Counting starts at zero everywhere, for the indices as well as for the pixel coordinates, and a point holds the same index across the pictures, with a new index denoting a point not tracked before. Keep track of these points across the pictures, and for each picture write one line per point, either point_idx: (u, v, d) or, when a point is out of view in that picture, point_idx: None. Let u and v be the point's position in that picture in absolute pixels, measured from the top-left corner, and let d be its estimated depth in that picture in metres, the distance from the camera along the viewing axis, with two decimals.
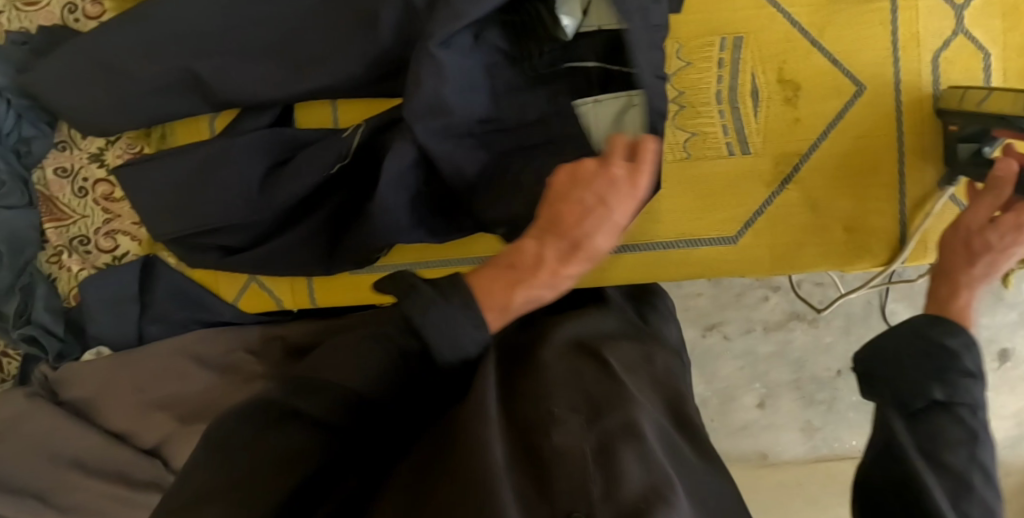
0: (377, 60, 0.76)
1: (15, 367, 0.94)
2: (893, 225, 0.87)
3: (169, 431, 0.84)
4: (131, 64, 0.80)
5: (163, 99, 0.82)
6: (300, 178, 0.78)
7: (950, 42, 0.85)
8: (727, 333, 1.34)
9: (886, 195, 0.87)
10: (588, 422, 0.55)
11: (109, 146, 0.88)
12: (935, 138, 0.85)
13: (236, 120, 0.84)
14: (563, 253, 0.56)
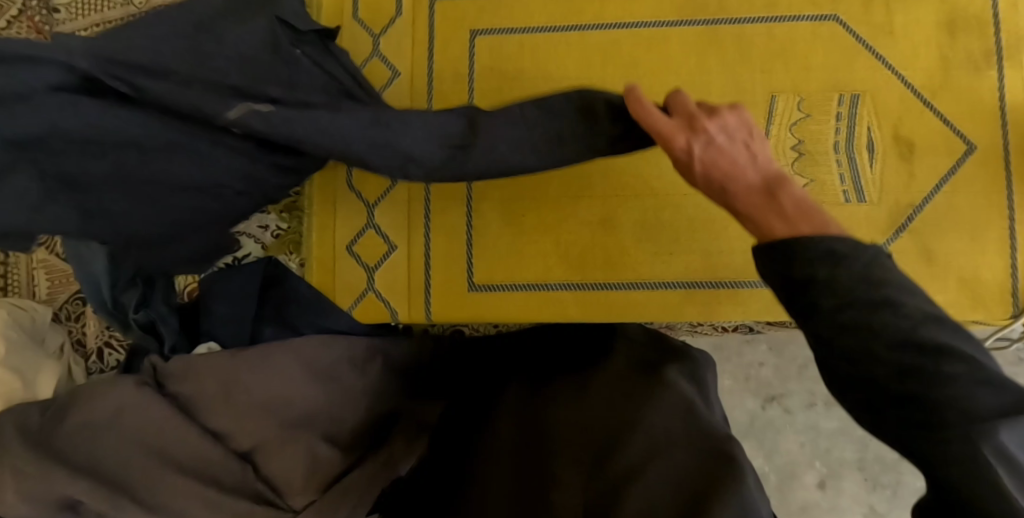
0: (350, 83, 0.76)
1: (116, 359, 0.97)
2: (1011, 281, 0.85)
3: (266, 436, 0.80)
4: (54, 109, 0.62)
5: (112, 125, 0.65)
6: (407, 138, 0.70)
7: None
8: (789, 407, 1.29)
9: (998, 249, 0.85)
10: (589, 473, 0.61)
11: None
12: None
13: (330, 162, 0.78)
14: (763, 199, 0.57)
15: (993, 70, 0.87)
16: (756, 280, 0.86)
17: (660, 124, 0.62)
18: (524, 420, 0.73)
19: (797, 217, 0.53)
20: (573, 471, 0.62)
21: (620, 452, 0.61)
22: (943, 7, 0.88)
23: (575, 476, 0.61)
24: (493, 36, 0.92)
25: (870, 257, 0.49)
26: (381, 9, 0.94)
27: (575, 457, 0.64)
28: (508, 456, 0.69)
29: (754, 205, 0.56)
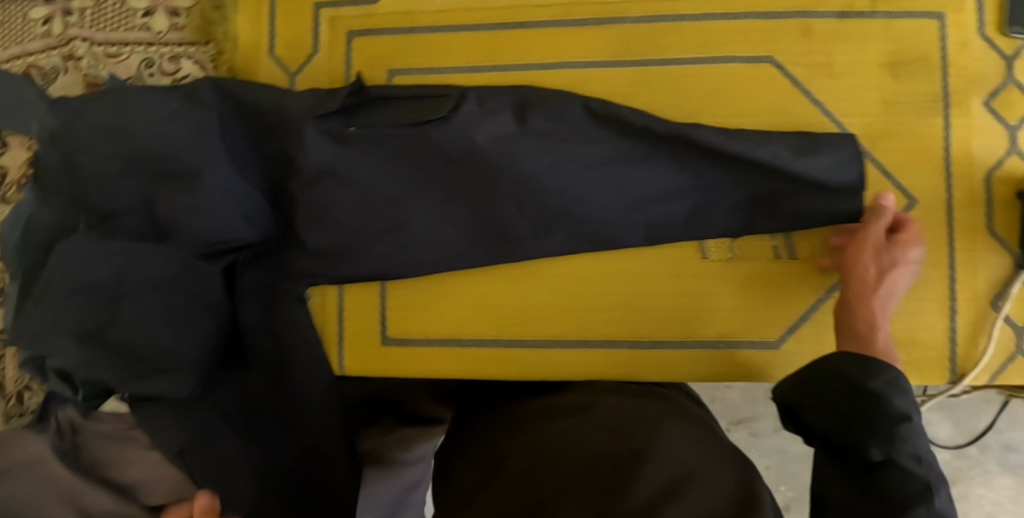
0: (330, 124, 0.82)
1: (34, 403, 0.96)
2: (949, 344, 0.80)
3: None
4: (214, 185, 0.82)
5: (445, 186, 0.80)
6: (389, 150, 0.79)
7: (1003, 162, 0.81)
8: (756, 431, 1.22)
9: (938, 311, 0.80)
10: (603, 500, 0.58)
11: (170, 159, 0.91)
12: (993, 258, 0.81)
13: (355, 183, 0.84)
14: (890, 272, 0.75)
15: (939, 116, 0.82)
16: (678, 339, 0.82)
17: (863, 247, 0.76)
18: (524, 445, 0.68)
19: (860, 335, 0.73)
20: (577, 501, 0.58)
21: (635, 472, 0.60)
22: (889, 46, 0.82)
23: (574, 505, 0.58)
24: (412, 75, 0.87)
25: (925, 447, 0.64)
26: (296, 44, 0.90)
27: (581, 489, 0.59)
28: (508, 486, 0.63)
29: (851, 323, 0.74)
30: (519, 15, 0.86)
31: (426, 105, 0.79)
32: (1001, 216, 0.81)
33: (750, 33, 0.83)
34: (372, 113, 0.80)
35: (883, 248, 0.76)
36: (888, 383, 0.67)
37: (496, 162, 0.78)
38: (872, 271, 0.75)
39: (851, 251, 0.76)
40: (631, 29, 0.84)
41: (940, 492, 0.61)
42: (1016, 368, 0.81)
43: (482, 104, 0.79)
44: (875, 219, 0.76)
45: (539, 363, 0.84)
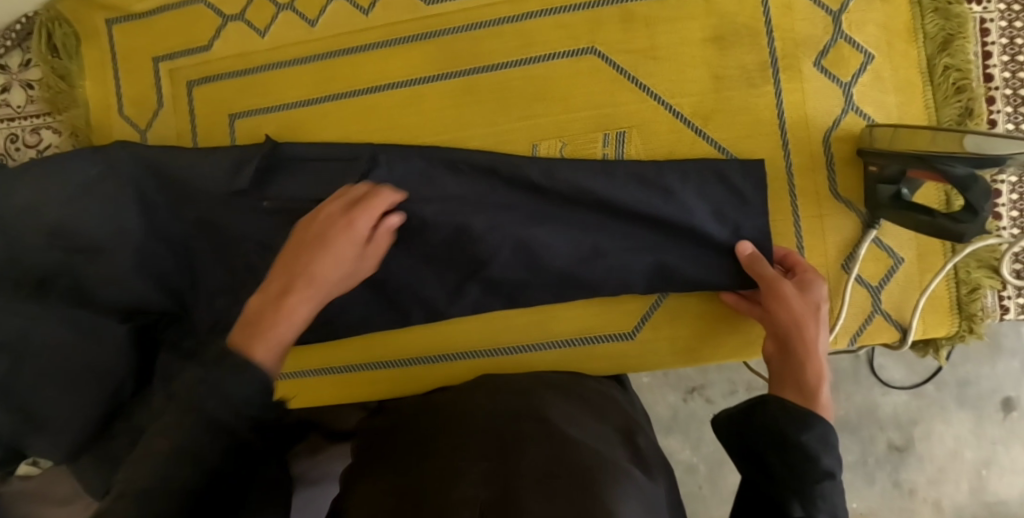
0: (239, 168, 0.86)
1: None
2: None
3: None
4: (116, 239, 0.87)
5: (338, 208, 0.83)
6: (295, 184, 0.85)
7: (840, 121, 0.80)
8: (711, 397, 1.10)
9: None
10: (493, 466, 0.59)
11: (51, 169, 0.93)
12: (840, 219, 0.80)
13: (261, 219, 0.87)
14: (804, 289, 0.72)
15: (770, 84, 0.81)
16: (537, 342, 0.83)
17: (787, 286, 0.71)
18: (440, 410, 0.71)
19: (809, 386, 0.66)
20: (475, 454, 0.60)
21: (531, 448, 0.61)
22: (711, 19, 0.81)
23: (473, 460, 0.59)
24: (252, 116, 0.89)
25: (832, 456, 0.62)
26: (143, 101, 0.92)
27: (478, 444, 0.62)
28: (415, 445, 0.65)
29: (813, 368, 0.67)
30: (346, 41, 0.87)
31: (336, 174, 0.84)
32: (845, 177, 0.80)
33: (570, 27, 0.83)
34: (280, 183, 0.85)
35: (802, 296, 0.71)
36: (819, 438, 0.62)
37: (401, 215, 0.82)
38: (799, 308, 0.70)
39: (777, 297, 0.71)
40: (453, 40, 0.85)
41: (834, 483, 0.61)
42: (876, 327, 0.79)
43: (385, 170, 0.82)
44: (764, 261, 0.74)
45: (409, 382, 0.86)
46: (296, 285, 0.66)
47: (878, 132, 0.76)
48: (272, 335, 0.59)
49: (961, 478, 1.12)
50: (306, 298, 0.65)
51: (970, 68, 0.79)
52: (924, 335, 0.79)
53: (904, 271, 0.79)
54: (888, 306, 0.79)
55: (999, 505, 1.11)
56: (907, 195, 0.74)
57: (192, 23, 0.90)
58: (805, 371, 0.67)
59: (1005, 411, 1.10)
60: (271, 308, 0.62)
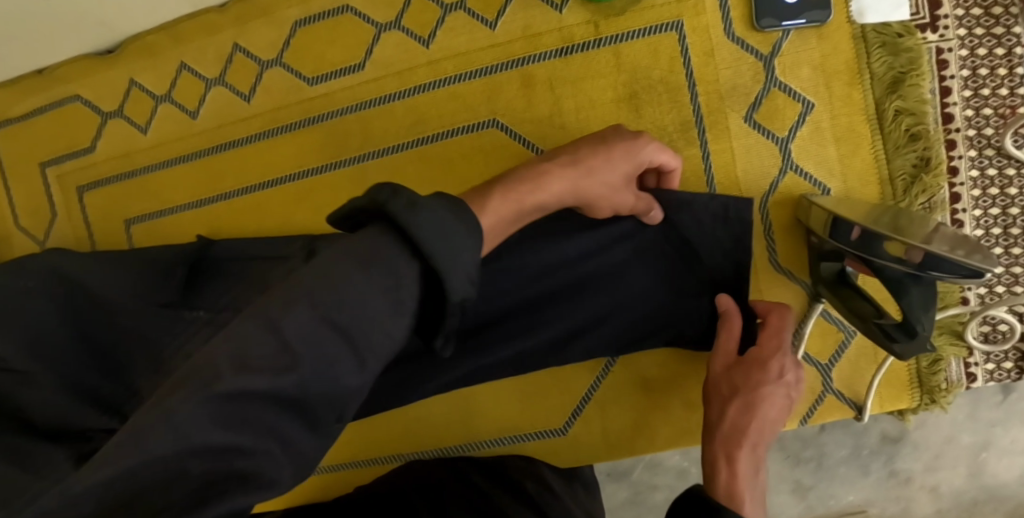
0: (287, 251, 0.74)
1: None
2: None
3: None
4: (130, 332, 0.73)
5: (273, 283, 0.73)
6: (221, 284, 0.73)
7: (778, 182, 0.71)
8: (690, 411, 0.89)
9: None
10: None
11: None
12: (783, 294, 0.72)
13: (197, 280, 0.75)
14: (750, 367, 0.62)
15: (695, 144, 0.71)
16: (464, 444, 0.78)
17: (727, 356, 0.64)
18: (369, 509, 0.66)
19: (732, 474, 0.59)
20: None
21: None
22: (622, 76, 0.72)
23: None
24: (145, 222, 0.84)
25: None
26: (38, 212, 0.88)
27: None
28: None
29: (729, 461, 0.60)
30: (232, 132, 0.80)
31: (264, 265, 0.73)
32: (785, 245, 0.71)
33: (466, 98, 0.75)
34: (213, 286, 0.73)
35: (742, 378, 0.62)
36: None
37: None
38: (729, 383, 0.63)
39: (716, 362, 0.64)
40: (341, 123, 0.77)
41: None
42: (828, 406, 0.73)
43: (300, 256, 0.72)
44: (732, 319, 0.64)
45: (338, 487, 0.82)
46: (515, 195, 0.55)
47: (815, 205, 0.67)
48: (511, 196, 0.54)
49: (958, 461, 0.89)
50: (544, 188, 0.57)
51: (925, 109, 0.69)
52: (882, 410, 0.73)
53: (856, 345, 0.72)
54: (840, 384, 0.72)
55: (999, 491, 0.88)
56: (849, 274, 0.66)
57: (71, 121, 0.86)
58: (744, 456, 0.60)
59: (1003, 394, 0.87)
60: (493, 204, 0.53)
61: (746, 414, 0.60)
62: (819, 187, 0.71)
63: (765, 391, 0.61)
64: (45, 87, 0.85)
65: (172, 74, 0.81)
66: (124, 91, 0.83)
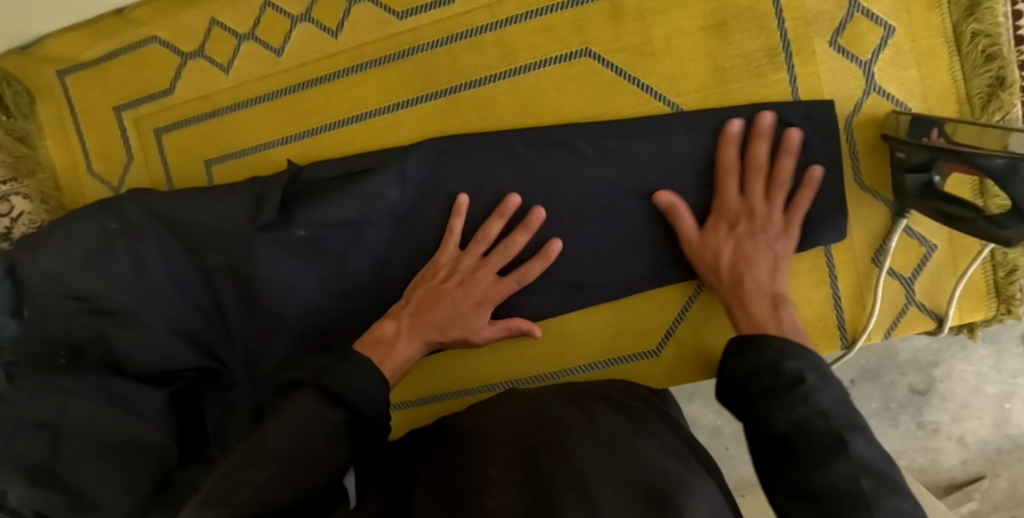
0: (387, 178, 0.76)
1: None
2: (835, 312, 0.76)
3: None
4: (252, 257, 0.77)
5: (375, 200, 0.76)
6: (331, 205, 0.75)
7: (862, 103, 0.74)
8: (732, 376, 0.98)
9: (817, 280, 0.76)
10: (521, 479, 0.58)
11: (14, 224, 0.89)
12: (868, 211, 0.75)
13: (298, 205, 0.77)
14: (771, 209, 0.71)
15: (782, 70, 0.74)
16: (556, 370, 0.80)
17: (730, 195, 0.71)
18: (470, 431, 0.69)
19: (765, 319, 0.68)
20: (505, 466, 0.61)
21: (548, 465, 0.59)
22: (710, 5, 0.73)
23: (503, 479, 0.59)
24: (227, 161, 0.83)
25: (837, 396, 0.59)
26: (111, 156, 0.86)
27: (513, 458, 0.62)
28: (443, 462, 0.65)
29: (740, 302, 0.70)
30: (316, 70, 0.80)
31: (370, 187, 0.76)
32: (870, 164, 0.74)
33: (556, 30, 0.75)
34: (309, 210, 0.76)
35: (783, 216, 0.71)
36: (815, 370, 0.60)
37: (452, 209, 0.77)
38: (722, 244, 0.71)
39: (685, 241, 0.73)
40: (430, 57, 0.78)
41: (896, 507, 0.52)
42: (910, 319, 0.76)
43: (402, 179, 0.76)
44: (679, 214, 0.72)
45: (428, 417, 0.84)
46: (417, 324, 0.73)
47: (904, 119, 0.70)
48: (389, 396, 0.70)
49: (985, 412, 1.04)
50: (440, 308, 0.73)
51: (1000, 31, 0.72)
52: (959, 321, 0.76)
53: (938, 258, 0.75)
54: (922, 296, 0.76)
55: None
56: (938, 182, 0.69)
57: (148, 63, 0.83)
58: (761, 289, 0.69)
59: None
60: (406, 337, 0.72)
61: (756, 257, 0.70)
62: (900, 106, 0.74)
63: (750, 247, 0.70)
64: (119, 28, 0.82)
65: (256, 12, 0.80)
66: (204, 31, 0.82)
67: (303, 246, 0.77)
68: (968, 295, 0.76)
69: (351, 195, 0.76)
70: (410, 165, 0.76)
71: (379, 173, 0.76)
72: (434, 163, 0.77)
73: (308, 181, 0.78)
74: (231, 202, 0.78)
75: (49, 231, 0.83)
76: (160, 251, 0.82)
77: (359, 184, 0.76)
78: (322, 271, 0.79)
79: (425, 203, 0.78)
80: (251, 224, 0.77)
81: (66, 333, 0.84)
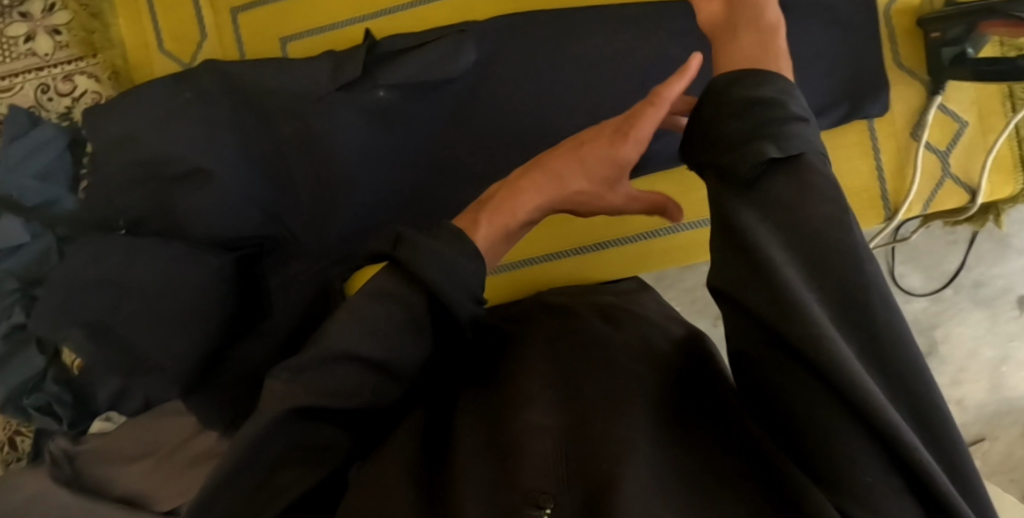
0: (462, 45, 0.79)
1: (28, 445, 0.94)
2: (879, 184, 0.82)
3: (143, 486, 0.84)
4: (331, 120, 0.80)
5: (447, 66, 0.79)
6: (405, 67, 0.79)
7: None
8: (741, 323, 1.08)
9: (862, 153, 0.82)
10: (560, 403, 0.49)
11: (76, 104, 0.91)
12: (906, 89, 0.82)
13: (375, 70, 0.80)
14: None
15: None
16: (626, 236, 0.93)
17: None
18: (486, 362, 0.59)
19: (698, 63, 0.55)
20: (547, 404, 0.49)
21: (591, 401, 0.49)
22: None
23: (544, 411, 0.48)
24: (304, 38, 0.87)
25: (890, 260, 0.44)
26: (183, 34, 0.89)
27: (548, 381, 0.52)
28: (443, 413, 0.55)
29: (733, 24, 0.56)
30: None
31: (441, 53, 0.79)
32: (907, 46, 0.81)
33: None
34: (386, 70, 0.79)
35: None
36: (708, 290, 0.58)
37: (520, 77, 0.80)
38: None
39: None
40: None
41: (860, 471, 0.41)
42: (946, 192, 0.83)
43: (477, 45, 0.80)
44: None
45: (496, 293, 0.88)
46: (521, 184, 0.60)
47: None
48: (497, 221, 0.58)
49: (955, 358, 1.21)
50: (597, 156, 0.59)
51: None
52: (990, 196, 0.83)
53: (970, 134, 0.82)
54: (957, 170, 0.82)
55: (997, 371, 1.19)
56: (971, 54, 0.76)
57: None
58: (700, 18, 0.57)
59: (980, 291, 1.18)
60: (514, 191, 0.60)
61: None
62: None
63: None
64: None
65: None
66: None
67: (377, 109, 0.80)
68: (1000, 172, 0.82)
69: (425, 58, 0.79)
70: (480, 39, 0.80)
71: (456, 43, 0.79)
72: (502, 33, 0.81)
73: (383, 51, 0.81)
74: (309, 69, 0.81)
75: (119, 99, 0.84)
76: (231, 118, 0.82)
77: (431, 52, 0.79)
78: (392, 137, 0.82)
79: (498, 73, 0.81)
80: (330, 86, 0.80)
81: (126, 203, 0.83)
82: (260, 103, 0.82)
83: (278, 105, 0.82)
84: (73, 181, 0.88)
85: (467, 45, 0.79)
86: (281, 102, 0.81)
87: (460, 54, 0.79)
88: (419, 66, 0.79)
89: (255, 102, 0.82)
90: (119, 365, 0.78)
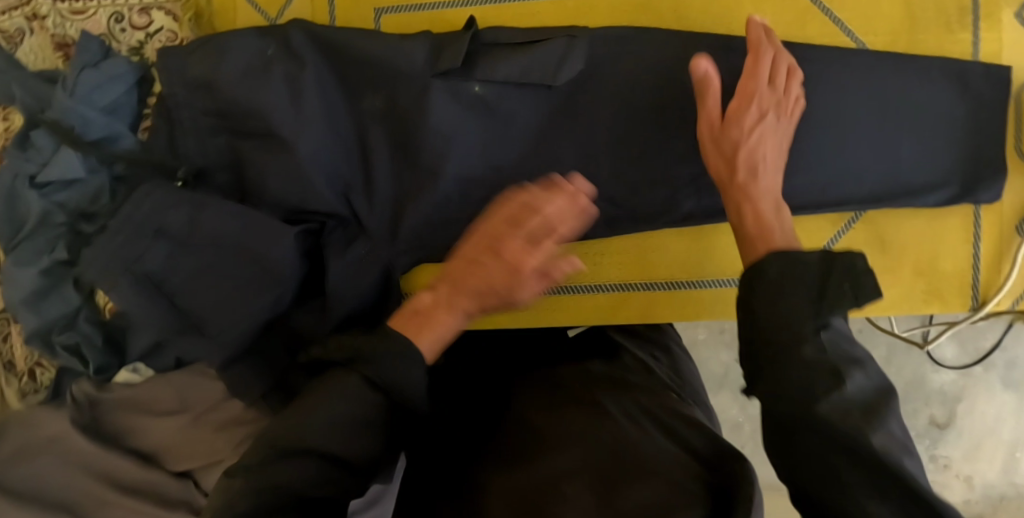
0: (572, 54, 0.76)
1: (48, 378, 0.92)
2: (972, 272, 0.79)
3: (171, 440, 0.84)
4: (422, 108, 0.77)
5: (552, 73, 0.75)
6: (510, 67, 0.75)
7: None
8: None
9: (960, 237, 0.78)
10: (601, 505, 0.52)
11: (148, 40, 0.86)
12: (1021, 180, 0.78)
13: (476, 65, 0.76)
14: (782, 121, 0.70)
15: (969, 29, 0.77)
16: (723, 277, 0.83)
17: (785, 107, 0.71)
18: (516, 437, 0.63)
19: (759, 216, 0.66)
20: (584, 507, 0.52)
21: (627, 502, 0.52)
22: None
23: (580, 512, 0.52)
24: (402, 12, 0.82)
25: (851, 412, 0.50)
26: None
27: (586, 479, 0.55)
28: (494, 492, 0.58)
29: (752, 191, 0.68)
30: None
31: (547, 59, 0.76)
32: None
33: None
34: (488, 68, 0.76)
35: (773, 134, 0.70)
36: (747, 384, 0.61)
37: (625, 95, 0.77)
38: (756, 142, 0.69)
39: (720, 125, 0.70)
40: None
41: None
42: None
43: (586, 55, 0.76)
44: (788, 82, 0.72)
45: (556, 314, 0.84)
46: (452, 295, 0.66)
47: None
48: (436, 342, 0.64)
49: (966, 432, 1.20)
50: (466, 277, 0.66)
51: None
52: None
53: None
54: None
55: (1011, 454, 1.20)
56: None
57: None
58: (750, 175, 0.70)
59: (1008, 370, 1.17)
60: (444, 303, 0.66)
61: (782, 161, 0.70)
62: None
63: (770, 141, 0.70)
64: None
65: None
66: None
67: (471, 106, 0.77)
68: None
69: (530, 62, 0.76)
70: (591, 50, 0.76)
71: (566, 51, 0.76)
72: (615, 48, 0.77)
73: (486, 45, 0.78)
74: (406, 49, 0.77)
75: (202, 42, 0.79)
76: (318, 84, 0.78)
77: (538, 56, 0.76)
78: (479, 135, 0.78)
79: (603, 88, 0.77)
80: (429, 73, 0.76)
81: (196, 153, 0.80)
82: (348, 76, 0.78)
83: (367, 81, 0.78)
84: (134, 119, 0.85)
85: (577, 55, 0.76)
86: (370, 79, 0.77)
87: (567, 64, 0.75)
88: (523, 68, 0.76)
89: (343, 73, 0.78)
90: (169, 324, 0.77)
